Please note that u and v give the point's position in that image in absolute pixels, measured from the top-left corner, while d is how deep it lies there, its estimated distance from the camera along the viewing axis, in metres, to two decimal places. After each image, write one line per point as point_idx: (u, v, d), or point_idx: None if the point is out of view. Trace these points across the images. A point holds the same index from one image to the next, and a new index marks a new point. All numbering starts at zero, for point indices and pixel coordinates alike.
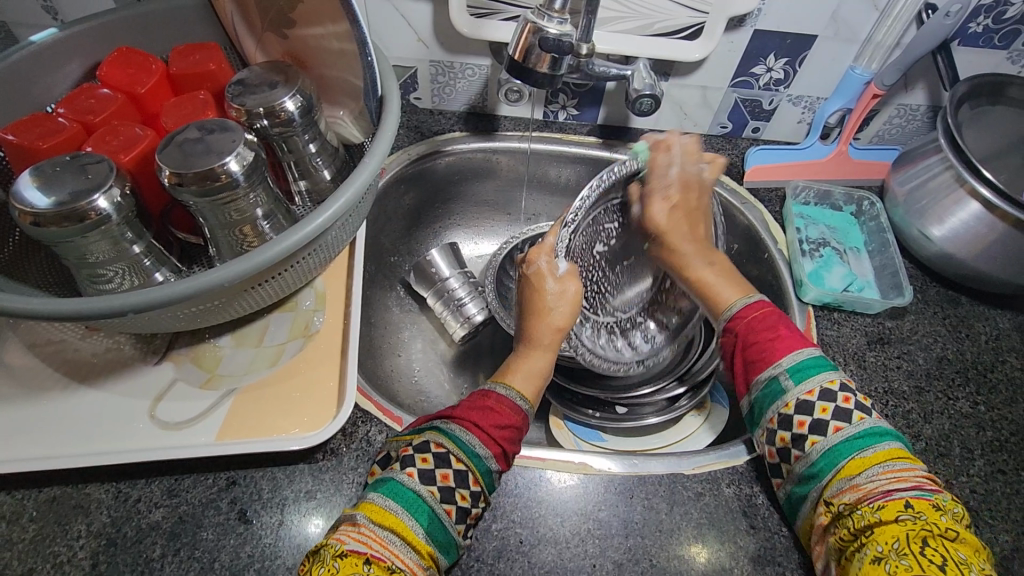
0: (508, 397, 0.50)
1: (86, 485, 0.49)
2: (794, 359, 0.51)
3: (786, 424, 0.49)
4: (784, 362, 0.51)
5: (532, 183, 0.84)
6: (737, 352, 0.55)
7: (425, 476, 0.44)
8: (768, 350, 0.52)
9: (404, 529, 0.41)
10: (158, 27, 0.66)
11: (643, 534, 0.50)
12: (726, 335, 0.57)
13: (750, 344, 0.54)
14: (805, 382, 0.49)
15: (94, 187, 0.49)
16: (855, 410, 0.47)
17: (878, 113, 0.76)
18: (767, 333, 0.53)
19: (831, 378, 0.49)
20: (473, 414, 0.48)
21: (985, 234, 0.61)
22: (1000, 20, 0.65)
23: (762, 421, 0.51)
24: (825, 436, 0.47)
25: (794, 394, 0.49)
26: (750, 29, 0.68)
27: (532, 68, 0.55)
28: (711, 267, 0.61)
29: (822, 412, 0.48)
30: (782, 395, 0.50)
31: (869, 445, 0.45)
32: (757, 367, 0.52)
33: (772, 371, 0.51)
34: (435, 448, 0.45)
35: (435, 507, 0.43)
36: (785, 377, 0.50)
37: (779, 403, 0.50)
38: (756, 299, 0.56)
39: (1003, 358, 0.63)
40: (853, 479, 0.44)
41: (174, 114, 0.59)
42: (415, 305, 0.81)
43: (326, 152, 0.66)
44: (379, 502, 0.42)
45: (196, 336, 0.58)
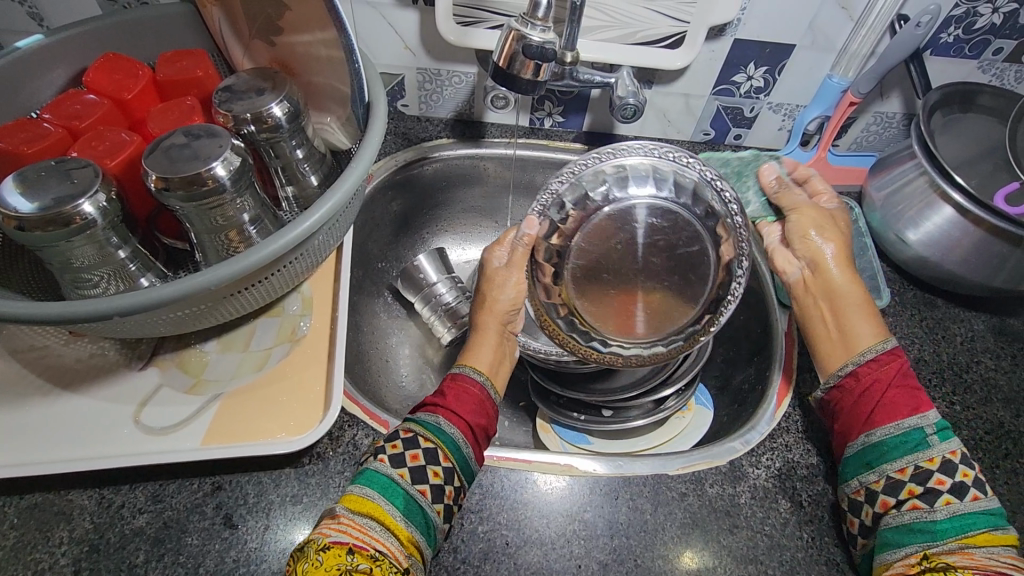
0: (466, 375, 0.51)
1: (68, 492, 0.49)
2: (939, 414, 0.49)
3: (921, 478, 0.47)
4: (930, 417, 0.49)
5: (519, 190, 0.85)
6: (851, 403, 0.52)
7: (396, 460, 0.44)
8: (897, 401, 0.51)
9: (381, 513, 0.41)
10: (145, 34, 0.66)
11: (628, 534, 0.51)
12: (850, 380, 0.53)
13: (879, 395, 0.51)
14: (935, 447, 0.48)
15: (79, 192, 0.49)
16: (972, 488, 0.46)
17: (856, 120, 0.78)
18: (887, 385, 0.52)
19: (951, 448, 0.48)
20: (436, 397, 0.49)
21: (959, 238, 0.63)
22: (969, 31, 0.67)
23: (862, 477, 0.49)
24: (963, 500, 0.46)
25: (938, 450, 0.48)
26: (730, 38, 0.69)
27: (517, 75, 0.56)
28: (862, 313, 0.55)
29: (938, 481, 0.47)
30: (924, 447, 0.48)
31: (999, 525, 0.45)
32: (886, 415, 0.50)
33: (913, 420, 0.49)
34: (404, 433, 0.46)
35: (410, 489, 0.43)
36: (932, 432, 0.48)
37: (922, 454, 0.48)
38: (887, 347, 0.53)
39: (978, 359, 0.65)
40: (972, 546, 0.44)
41: (160, 120, 0.59)
42: (403, 310, 0.82)
43: (312, 158, 0.66)
44: (357, 490, 0.42)
45: (181, 341, 0.58)
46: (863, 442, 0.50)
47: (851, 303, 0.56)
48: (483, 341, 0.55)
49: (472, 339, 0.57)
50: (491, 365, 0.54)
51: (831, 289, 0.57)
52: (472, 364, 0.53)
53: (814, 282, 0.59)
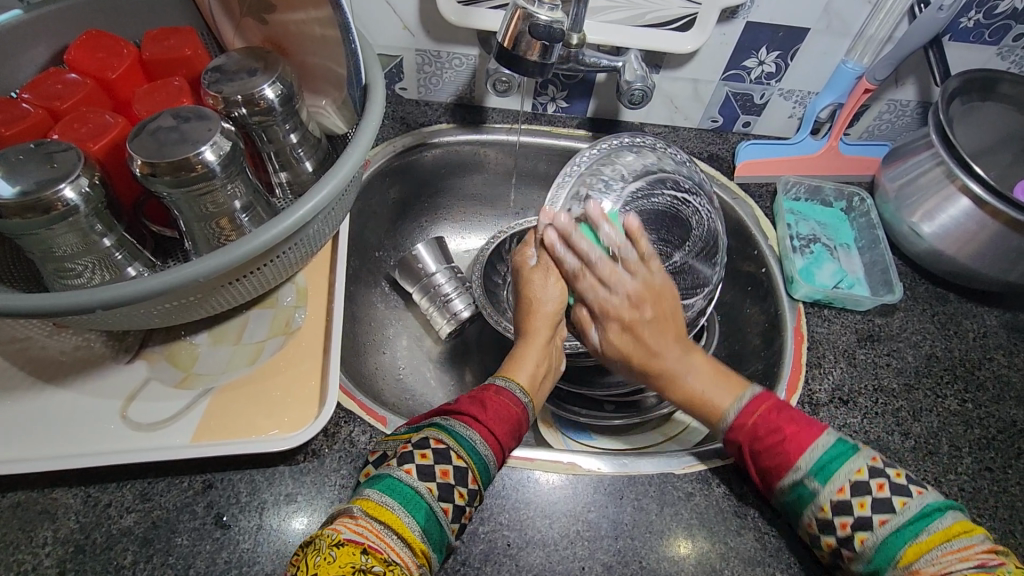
0: (507, 389, 0.49)
1: (53, 490, 0.47)
2: (814, 456, 0.46)
3: (827, 529, 0.45)
4: (803, 465, 0.46)
5: (520, 177, 0.82)
6: (747, 460, 0.49)
7: (424, 472, 0.42)
8: (783, 454, 0.47)
9: (400, 525, 0.39)
10: (131, 10, 0.63)
11: (633, 535, 0.49)
12: (729, 443, 0.50)
13: (761, 450, 0.48)
14: (832, 480, 0.45)
15: (60, 176, 0.47)
16: (896, 496, 0.43)
17: (869, 108, 0.76)
18: (773, 436, 0.47)
19: (857, 466, 0.45)
20: (473, 409, 0.47)
21: (975, 231, 0.61)
22: (991, 16, 0.65)
23: (801, 524, 0.47)
24: (873, 531, 0.43)
25: (826, 495, 0.45)
26: (742, 21, 0.67)
27: (521, 56, 0.54)
28: (694, 374, 0.53)
29: (861, 508, 0.44)
30: (812, 498, 0.45)
31: (923, 527, 0.42)
32: (777, 472, 0.47)
33: (793, 476, 0.46)
34: (435, 444, 0.44)
35: (433, 504, 0.41)
36: (809, 480, 0.46)
37: (814, 505, 0.45)
38: (751, 394, 0.50)
39: (991, 356, 0.63)
40: (911, 566, 0.41)
41: (146, 101, 0.56)
42: (401, 301, 0.80)
43: (307, 143, 0.64)
44: (376, 497, 0.40)
45: (171, 333, 0.56)
46: (776, 500, 0.48)
47: (691, 367, 0.53)
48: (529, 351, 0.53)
49: (518, 347, 0.55)
50: (532, 379, 0.52)
51: (663, 295, 0.54)
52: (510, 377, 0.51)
53: (638, 331, 0.53)
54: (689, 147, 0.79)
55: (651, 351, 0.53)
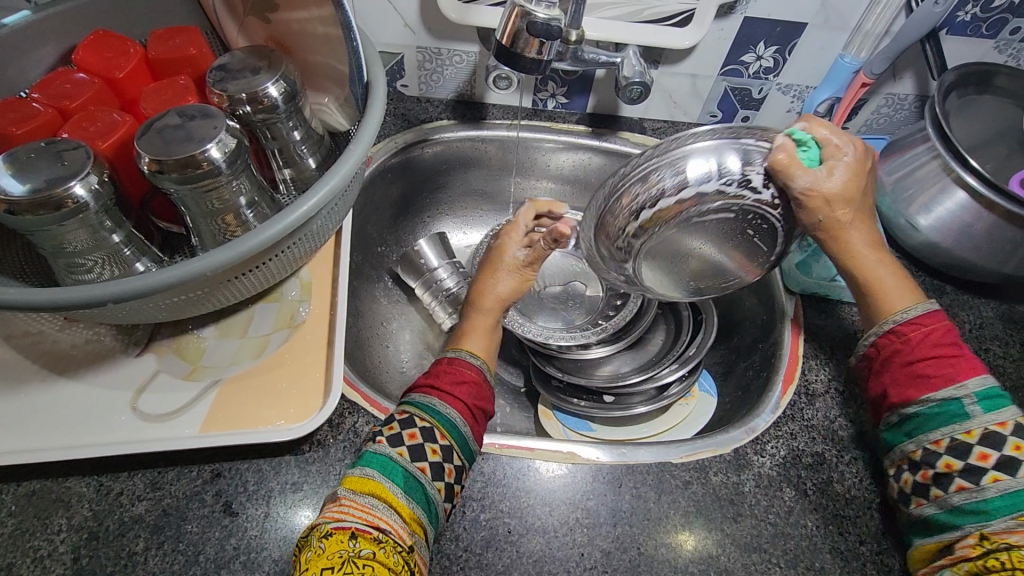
0: (466, 360, 0.51)
1: (66, 479, 0.48)
2: (983, 382, 0.45)
3: (959, 451, 0.44)
4: (972, 385, 0.45)
5: (520, 173, 0.83)
6: (895, 367, 0.48)
7: (415, 453, 0.43)
8: (947, 369, 0.46)
9: (383, 492, 0.41)
10: (137, 9, 0.64)
11: (631, 522, 0.50)
12: (883, 339, 0.49)
13: (920, 359, 0.47)
14: (997, 412, 0.44)
15: (70, 174, 0.48)
16: None
17: (867, 102, 0.76)
18: (944, 350, 0.47)
19: (1000, 419, 0.44)
20: (450, 383, 0.48)
21: (971, 223, 0.62)
22: (987, 9, 0.65)
23: (922, 438, 0.46)
24: (1015, 477, 0.42)
25: (981, 421, 0.44)
26: (740, 16, 0.67)
27: (520, 53, 0.54)
28: (886, 262, 0.51)
29: (1016, 449, 0.43)
30: (964, 419, 0.45)
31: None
32: (930, 383, 0.46)
33: (952, 391, 0.46)
34: (400, 415, 0.46)
35: (409, 466, 0.43)
36: (973, 402, 0.45)
37: (960, 425, 0.45)
38: (926, 309, 0.49)
39: (986, 347, 0.64)
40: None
41: (153, 100, 0.57)
42: (404, 295, 0.81)
43: (310, 139, 0.65)
44: (365, 474, 0.42)
45: (179, 326, 0.57)
46: (899, 413, 0.48)
47: (877, 254, 0.51)
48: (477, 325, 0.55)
49: (468, 319, 0.57)
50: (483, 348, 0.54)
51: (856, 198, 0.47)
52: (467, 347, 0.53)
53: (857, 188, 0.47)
54: None
55: (837, 224, 0.48)
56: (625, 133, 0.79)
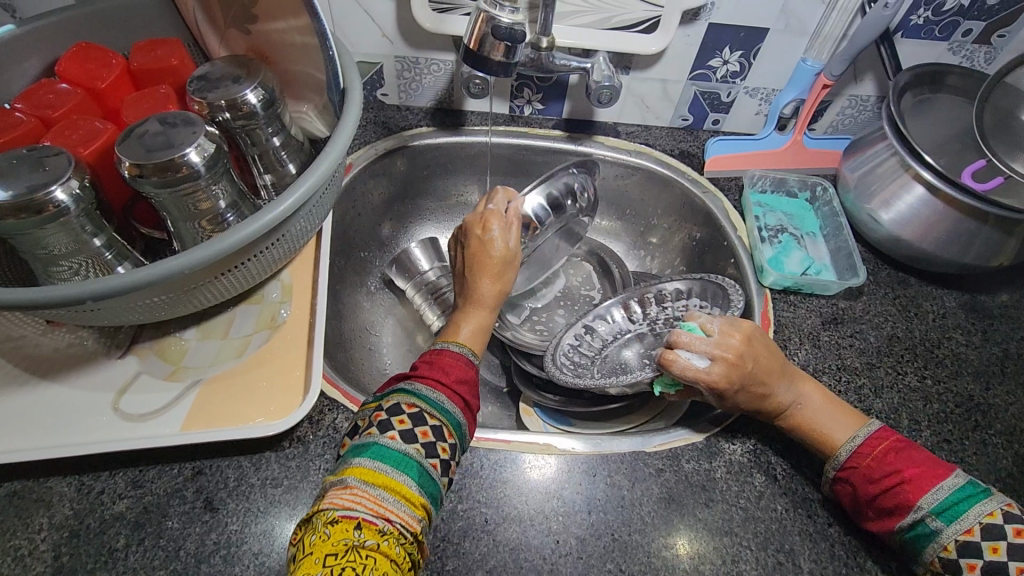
0: (458, 352, 0.52)
1: (47, 479, 0.49)
2: (937, 496, 0.47)
3: (952, 569, 0.45)
4: (925, 504, 0.47)
5: (500, 177, 0.85)
6: (860, 500, 0.49)
7: (407, 436, 0.44)
8: (901, 495, 0.47)
9: (395, 485, 0.42)
10: (120, 22, 0.66)
11: (606, 510, 0.51)
12: (840, 483, 0.51)
13: (877, 492, 0.48)
14: (960, 520, 0.45)
15: (51, 180, 0.49)
16: None
17: (831, 104, 0.79)
18: (894, 475, 0.48)
19: (967, 526, 0.45)
20: (436, 373, 0.49)
21: (929, 216, 0.64)
22: (939, 13, 0.68)
23: (920, 563, 0.47)
24: None
25: (950, 535, 0.45)
26: (705, 22, 0.70)
27: (487, 57, 0.56)
28: (810, 403, 0.54)
29: (993, 552, 0.44)
30: (937, 537, 0.46)
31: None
32: (896, 513, 0.48)
33: (915, 515, 0.47)
34: (410, 408, 0.46)
35: (422, 462, 0.44)
36: (933, 518, 0.46)
37: (936, 545, 0.46)
38: (870, 430, 0.51)
39: (949, 335, 0.66)
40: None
41: (135, 109, 0.59)
42: (387, 299, 0.82)
43: (290, 146, 0.66)
44: (369, 464, 0.42)
45: (161, 329, 0.58)
46: (892, 539, 0.48)
47: (801, 391, 0.54)
48: (468, 313, 0.56)
49: (462, 312, 0.57)
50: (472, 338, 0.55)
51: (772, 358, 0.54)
52: (456, 339, 0.54)
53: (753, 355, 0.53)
54: (661, 145, 0.82)
55: (765, 393, 0.53)
56: (600, 137, 0.82)
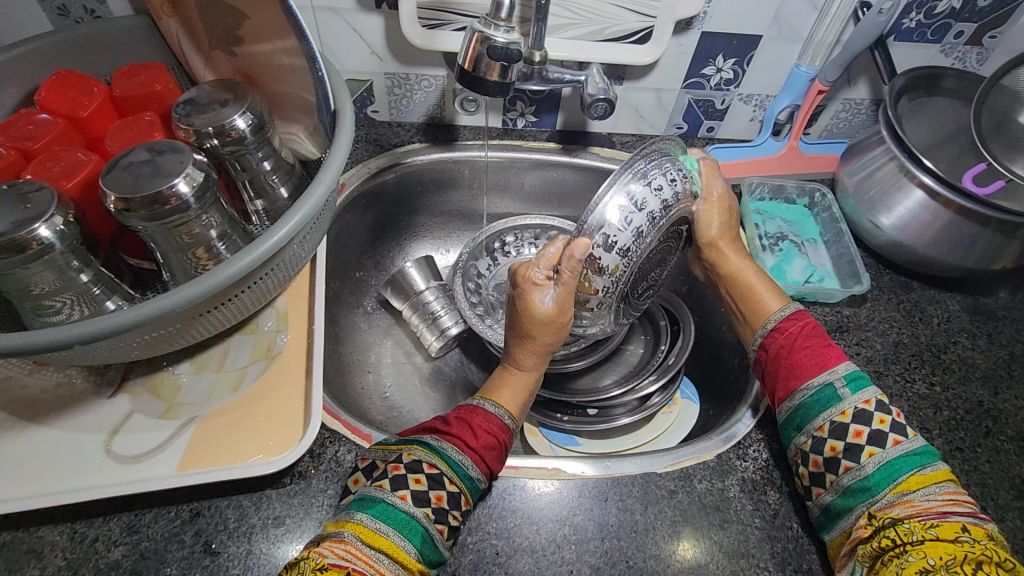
0: (496, 414, 0.51)
1: (38, 529, 0.47)
2: (848, 367, 0.52)
3: (838, 434, 0.49)
4: (839, 371, 0.52)
5: (494, 191, 0.84)
6: (776, 362, 0.56)
7: (419, 497, 0.44)
8: (821, 361, 0.53)
9: (394, 549, 0.41)
10: (102, 48, 0.64)
11: (619, 536, 0.50)
12: (762, 350, 0.57)
13: (790, 359, 0.55)
14: (862, 391, 0.50)
15: (34, 216, 0.48)
16: (908, 427, 0.49)
17: (825, 108, 0.79)
18: (809, 346, 0.55)
19: (866, 398, 0.50)
20: (465, 433, 0.48)
21: (930, 221, 0.64)
22: (931, 16, 0.68)
23: (808, 428, 0.51)
24: (885, 449, 0.48)
25: (851, 403, 0.50)
26: (697, 31, 0.69)
27: (481, 78, 0.55)
28: (750, 269, 0.62)
29: (880, 423, 0.49)
30: (837, 402, 0.51)
31: (926, 463, 0.47)
32: (801, 378, 0.53)
33: (823, 377, 0.52)
34: (429, 469, 0.45)
35: (429, 527, 0.43)
36: (841, 386, 0.51)
37: (835, 410, 0.50)
38: (794, 308, 0.58)
39: (955, 339, 0.65)
40: (907, 492, 0.45)
41: (119, 137, 0.57)
42: (384, 319, 0.80)
43: (281, 169, 0.65)
44: (370, 523, 0.42)
45: (152, 364, 0.56)
46: (785, 408, 0.53)
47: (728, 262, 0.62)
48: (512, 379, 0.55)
49: (502, 374, 0.56)
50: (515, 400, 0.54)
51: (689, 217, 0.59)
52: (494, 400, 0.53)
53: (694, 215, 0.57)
54: None
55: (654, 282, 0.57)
56: (595, 148, 0.81)
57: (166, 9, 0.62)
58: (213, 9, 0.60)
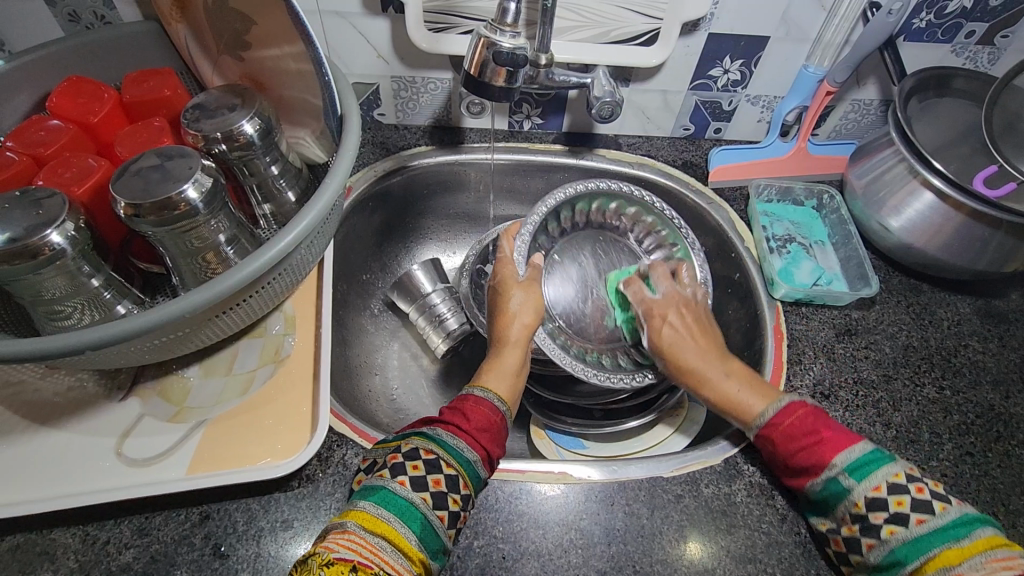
0: (486, 399, 0.52)
1: (51, 531, 0.48)
2: (849, 456, 0.47)
3: (859, 522, 0.45)
4: (839, 462, 0.47)
5: (501, 193, 0.84)
6: (781, 458, 0.50)
7: (417, 483, 0.44)
8: (817, 454, 0.48)
9: (395, 535, 0.41)
10: (112, 53, 0.65)
11: (626, 540, 0.50)
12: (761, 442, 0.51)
13: (795, 451, 0.49)
14: (869, 478, 0.45)
15: (46, 222, 0.48)
16: (935, 500, 0.43)
17: (834, 109, 0.78)
18: (809, 438, 0.48)
19: (876, 483, 0.45)
20: (456, 419, 0.50)
21: (940, 223, 0.63)
22: (942, 15, 0.67)
23: (833, 517, 0.47)
24: (907, 526, 0.43)
25: (860, 492, 0.45)
26: (704, 33, 0.69)
27: (488, 83, 0.55)
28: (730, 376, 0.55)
29: (898, 506, 0.44)
30: (847, 494, 0.46)
31: (964, 534, 0.41)
32: (809, 471, 0.48)
33: (828, 473, 0.47)
34: (426, 455, 0.46)
35: (429, 514, 0.43)
36: (845, 476, 0.46)
37: (847, 501, 0.46)
38: (786, 399, 0.51)
39: (965, 343, 0.65)
40: (953, 568, 0.40)
41: (129, 143, 0.58)
42: (392, 321, 0.81)
43: (289, 173, 0.65)
44: (371, 509, 0.42)
45: (162, 368, 0.56)
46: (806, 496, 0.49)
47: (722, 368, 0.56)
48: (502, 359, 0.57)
49: (495, 355, 0.58)
50: (508, 390, 0.55)
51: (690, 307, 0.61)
52: (483, 385, 0.54)
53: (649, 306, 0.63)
54: (663, 156, 0.81)
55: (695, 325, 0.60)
56: (601, 150, 0.81)
57: (175, 15, 0.62)
58: (220, 15, 0.60)
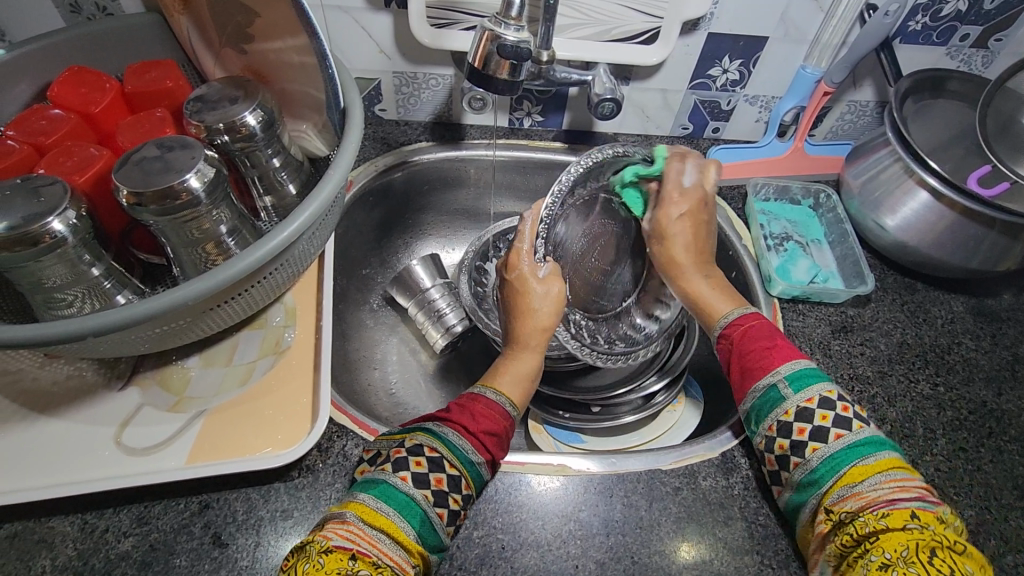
0: (497, 403, 0.50)
1: (49, 518, 0.47)
2: (792, 367, 0.49)
3: (785, 431, 0.47)
4: (782, 370, 0.49)
5: (501, 190, 0.85)
6: (732, 359, 0.52)
7: (418, 479, 0.43)
8: (765, 359, 0.50)
9: (394, 528, 0.41)
10: (114, 45, 0.65)
11: (624, 531, 0.51)
12: (720, 342, 0.54)
13: (746, 355, 0.51)
14: (805, 390, 0.47)
15: (47, 210, 0.48)
16: (855, 419, 0.45)
17: (831, 110, 0.79)
18: (762, 343, 0.51)
19: (808, 396, 0.47)
20: (466, 419, 0.48)
21: (935, 222, 0.64)
22: (937, 18, 0.68)
23: (760, 429, 0.49)
24: (827, 444, 0.45)
25: (793, 402, 0.47)
26: (704, 32, 0.70)
27: (491, 76, 0.56)
28: (708, 280, 0.58)
29: (822, 420, 0.46)
30: (780, 403, 0.48)
31: (869, 454, 0.44)
32: (755, 374, 0.50)
33: (767, 380, 0.49)
34: (429, 451, 0.45)
35: (428, 510, 0.43)
36: (784, 385, 0.48)
37: (778, 411, 0.47)
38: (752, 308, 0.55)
39: (959, 341, 0.66)
40: (855, 487, 0.43)
41: (130, 132, 0.58)
42: (391, 316, 0.81)
43: (290, 166, 0.66)
44: (371, 502, 0.42)
45: (161, 357, 0.56)
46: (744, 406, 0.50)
47: (701, 269, 0.59)
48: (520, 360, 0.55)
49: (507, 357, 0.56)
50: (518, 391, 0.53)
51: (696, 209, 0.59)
52: (495, 387, 0.52)
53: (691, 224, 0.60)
54: None
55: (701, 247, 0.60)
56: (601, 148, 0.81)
57: (177, 7, 0.62)
58: (223, 7, 0.60)
